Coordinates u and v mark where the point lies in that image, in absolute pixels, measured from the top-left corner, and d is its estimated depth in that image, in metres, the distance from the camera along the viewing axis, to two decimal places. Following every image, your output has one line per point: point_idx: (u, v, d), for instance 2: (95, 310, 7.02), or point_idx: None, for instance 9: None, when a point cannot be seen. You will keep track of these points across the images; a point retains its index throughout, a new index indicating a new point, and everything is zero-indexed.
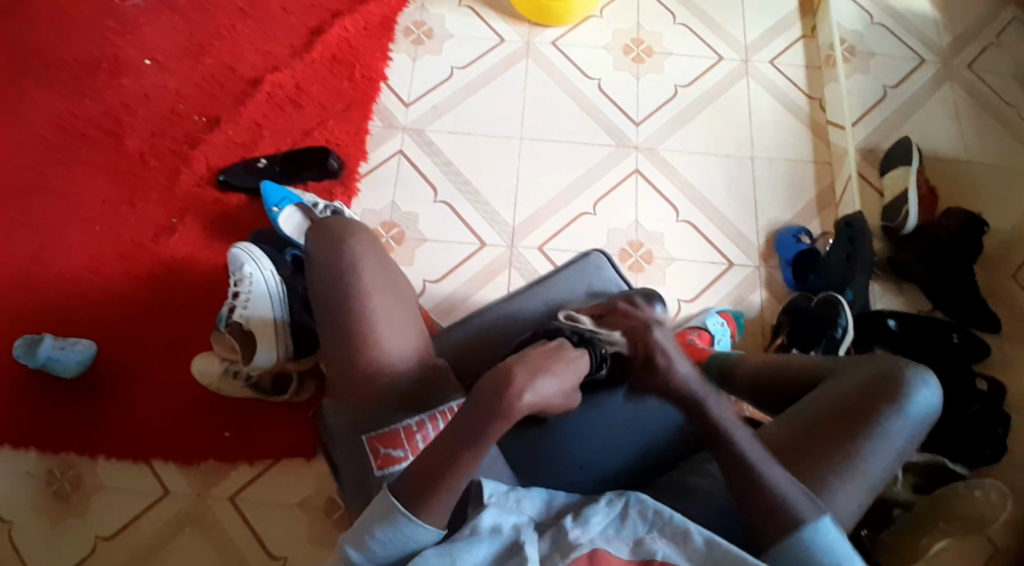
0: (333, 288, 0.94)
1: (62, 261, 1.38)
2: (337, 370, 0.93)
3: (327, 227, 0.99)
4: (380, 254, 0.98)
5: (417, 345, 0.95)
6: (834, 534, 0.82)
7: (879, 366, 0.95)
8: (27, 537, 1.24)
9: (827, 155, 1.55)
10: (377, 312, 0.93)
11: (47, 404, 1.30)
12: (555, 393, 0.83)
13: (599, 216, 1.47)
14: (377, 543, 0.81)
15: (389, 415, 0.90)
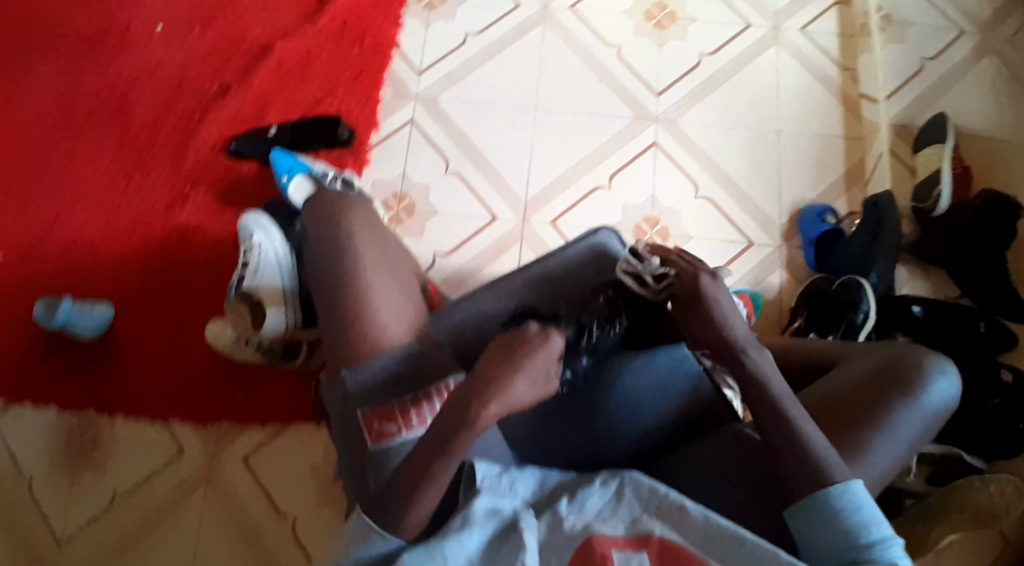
0: (329, 266, 0.94)
1: (78, 226, 1.39)
2: (332, 344, 0.92)
3: (322, 204, 0.99)
4: (376, 231, 0.98)
5: (412, 321, 0.94)
6: (864, 497, 0.81)
7: (894, 352, 0.94)
8: (48, 493, 1.27)
9: (857, 131, 1.50)
10: (373, 284, 0.92)
11: (63, 366, 1.32)
12: (524, 389, 0.80)
13: (614, 190, 1.44)
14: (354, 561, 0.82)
15: (383, 389, 0.88)
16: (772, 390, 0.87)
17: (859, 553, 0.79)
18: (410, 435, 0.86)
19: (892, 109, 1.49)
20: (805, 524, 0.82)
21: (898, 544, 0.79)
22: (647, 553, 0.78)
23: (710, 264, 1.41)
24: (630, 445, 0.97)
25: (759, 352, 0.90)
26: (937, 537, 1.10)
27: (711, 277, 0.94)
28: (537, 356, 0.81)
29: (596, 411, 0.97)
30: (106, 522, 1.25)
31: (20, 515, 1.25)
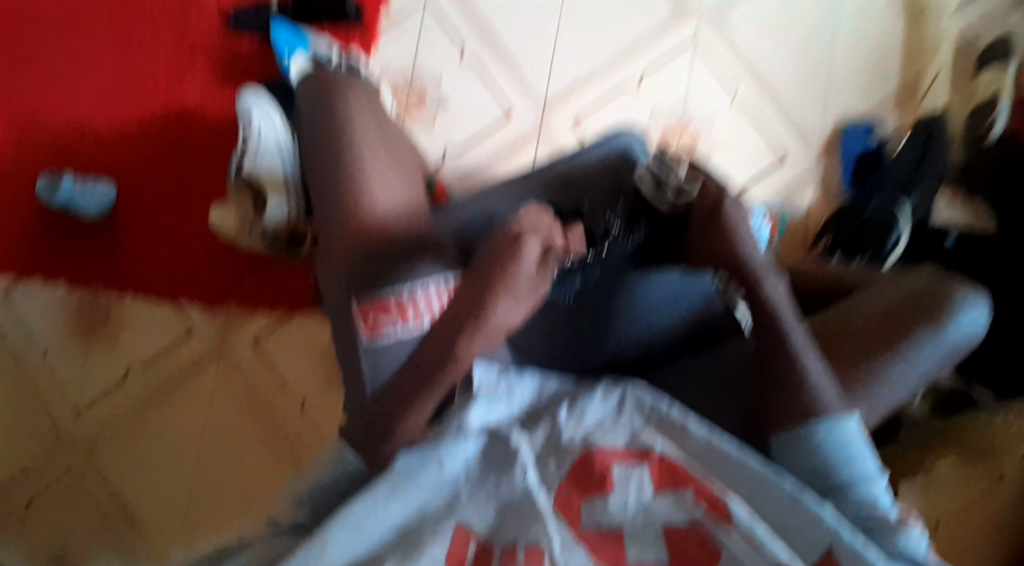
0: (326, 145, 0.90)
1: (77, 96, 1.32)
2: (326, 225, 0.87)
3: (323, 83, 0.95)
4: (379, 115, 0.94)
5: (414, 208, 0.89)
6: (853, 436, 0.78)
7: (922, 280, 0.91)
8: (63, 363, 1.30)
9: (916, 42, 1.39)
10: (369, 171, 0.88)
11: (69, 240, 1.30)
12: (507, 310, 0.78)
13: (643, 88, 1.36)
14: (328, 486, 0.75)
15: (380, 278, 0.82)
16: (782, 317, 0.83)
17: (834, 485, 0.77)
18: (406, 335, 0.80)
19: (956, 27, 1.39)
20: (786, 454, 0.80)
21: (879, 483, 0.77)
22: (649, 468, 0.72)
23: (740, 174, 1.35)
24: (631, 356, 0.95)
25: (774, 279, 0.85)
26: None
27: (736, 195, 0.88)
28: (512, 277, 0.78)
29: (600, 318, 0.95)
30: (120, 395, 1.29)
31: (36, 384, 1.29)
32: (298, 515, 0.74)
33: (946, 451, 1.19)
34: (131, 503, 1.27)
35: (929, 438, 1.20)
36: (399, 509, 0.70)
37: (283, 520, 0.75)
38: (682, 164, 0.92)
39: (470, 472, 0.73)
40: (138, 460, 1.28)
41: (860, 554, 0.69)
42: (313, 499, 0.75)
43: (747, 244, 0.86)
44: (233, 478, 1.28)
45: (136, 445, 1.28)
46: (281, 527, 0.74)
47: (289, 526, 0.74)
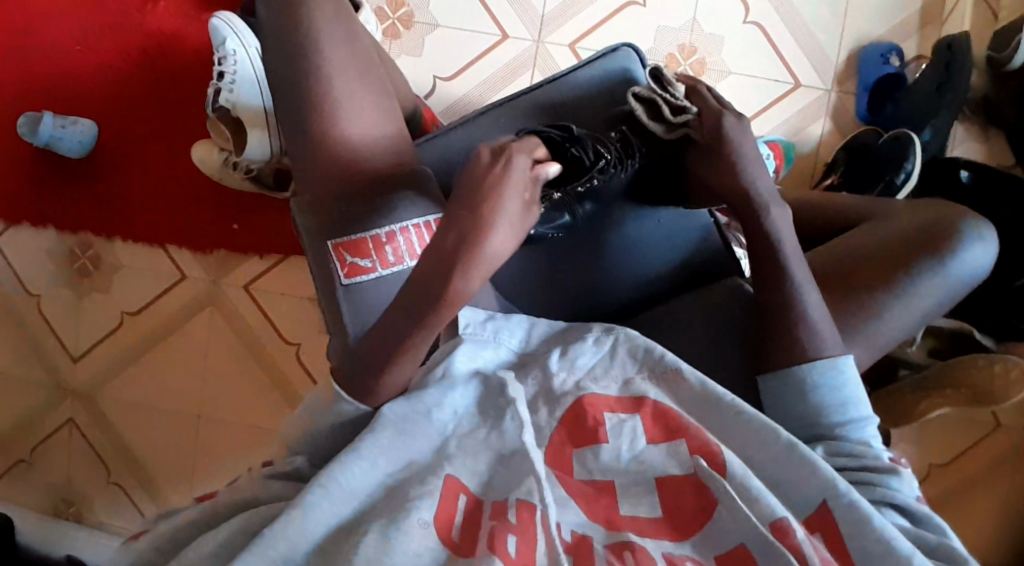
0: (292, 66, 0.81)
1: (55, 30, 1.28)
2: (298, 158, 0.82)
3: None
4: (349, 27, 0.83)
5: (391, 143, 0.83)
6: (849, 377, 0.77)
7: (931, 212, 0.87)
8: (58, 309, 1.28)
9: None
10: (340, 94, 0.81)
11: (54, 183, 1.27)
12: (502, 236, 0.70)
13: (648, 9, 1.29)
14: (326, 428, 0.76)
15: (355, 218, 0.79)
16: (785, 251, 0.80)
17: (825, 428, 0.76)
18: (386, 272, 0.79)
19: None
20: (777, 393, 0.78)
21: (870, 424, 0.77)
22: (642, 416, 0.69)
23: (752, 104, 1.28)
24: (626, 291, 0.91)
25: (781, 209, 0.81)
26: (925, 408, 1.13)
27: (736, 118, 0.82)
28: (500, 195, 0.71)
29: (592, 259, 0.91)
30: (114, 341, 1.27)
31: (34, 332, 1.28)
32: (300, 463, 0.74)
33: (945, 397, 1.12)
34: (134, 447, 1.26)
35: (925, 384, 1.14)
36: (384, 462, 0.68)
37: (285, 469, 0.74)
38: (680, 83, 0.87)
39: (461, 424, 0.70)
40: (138, 401, 1.27)
41: (857, 502, 0.66)
42: (313, 441, 0.76)
43: (749, 170, 0.81)
44: (231, 426, 1.25)
45: (134, 386, 1.27)
46: (285, 476, 0.73)
47: (291, 473, 0.73)
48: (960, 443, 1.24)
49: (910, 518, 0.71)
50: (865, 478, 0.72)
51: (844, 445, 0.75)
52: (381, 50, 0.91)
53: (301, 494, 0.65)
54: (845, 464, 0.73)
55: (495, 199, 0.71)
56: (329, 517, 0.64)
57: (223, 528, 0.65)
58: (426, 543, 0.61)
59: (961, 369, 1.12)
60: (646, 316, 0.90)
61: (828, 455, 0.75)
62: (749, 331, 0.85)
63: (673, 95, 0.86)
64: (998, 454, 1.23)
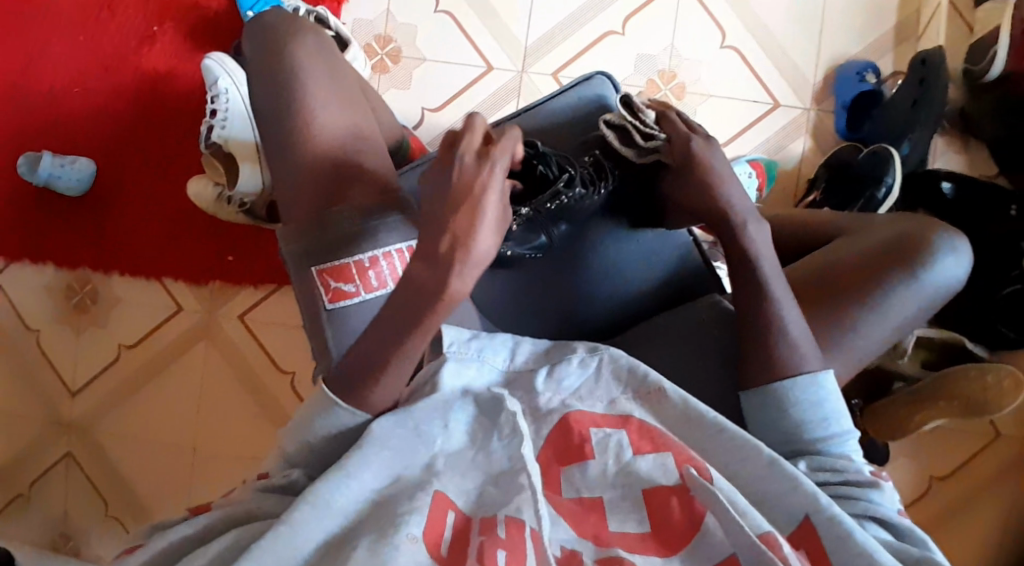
0: (278, 101, 0.84)
1: (51, 72, 1.31)
2: (283, 187, 0.84)
3: (265, 28, 0.86)
4: (330, 59, 0.86)
5: (377, 168, 0.85)
6: (829, 392, 0.79)
7: (904, 225, 0.90)
8: (56, 344, 1.30)
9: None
10: (325, 128, 0.83)
11: (51, 220, 1.29)
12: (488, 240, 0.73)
13: (628, 37, 1.32)
14: (319, 439, 0.76)
15: (338, 245, 0.81)
16: (762, 268, 0.82)
17: (804, 444, 0.78)
18: (369, 296, 0.82)
19: None
20: (758, 409, 0.81)
21: (851, 439, 0.79)
22: (628, 431, 0.71)
23: (731, 126, 1.31)
24: (607, 310, 0.93)
25: (758, 228, 0.83)
26: (919, 422, 1.14)
27: (704, 141, 0.85)
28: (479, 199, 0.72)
29: (574, 280, 0.93)
30: (111, 374, 1.29)
31: (32, 366, 1.30)
32: (297, 475, 0.76)
33: (939, 409, 1.13)
34: (133, 480, 1.27)
35: (918, 396, 1.15)
36: (372, 475, 0.70)
37: (284, 481, 0.75)
38: (654, 109, 0.90)
39: (451, 440, 0.71)
40: (134, 433, 1.28)
41: (838, 517, 0.68)
42: (308, 451, 0.76)
43: (725, 189, 0.83)
44: (225, 454, 1.27)
45: (131, 419, 1.29)
46: (281, 489, 0.75)
47: (288, 485, 0.75)
48: (955, 455, 1.25)
49: (892, 530, 0.73)
50: (847, 493, 0.74)
51: (826, 459, 0.77)
52: (367, 86, 0.93)
53: (290, 510, 0.67)
54: (826, 478, 0.76)
55: (483, 209, 0.72)
56: (318, 533, 0.67)
57: (217, 541, 0.67)
58: (415, 558, 0.62)
59: (954, 380, 1.13)
60: (626, 336, 0.92)
61: (809, 469, 0.77)
62: (731, 346, 0.86)
63: (643, 122, 0.89)
64: (992, 465, 1.24)
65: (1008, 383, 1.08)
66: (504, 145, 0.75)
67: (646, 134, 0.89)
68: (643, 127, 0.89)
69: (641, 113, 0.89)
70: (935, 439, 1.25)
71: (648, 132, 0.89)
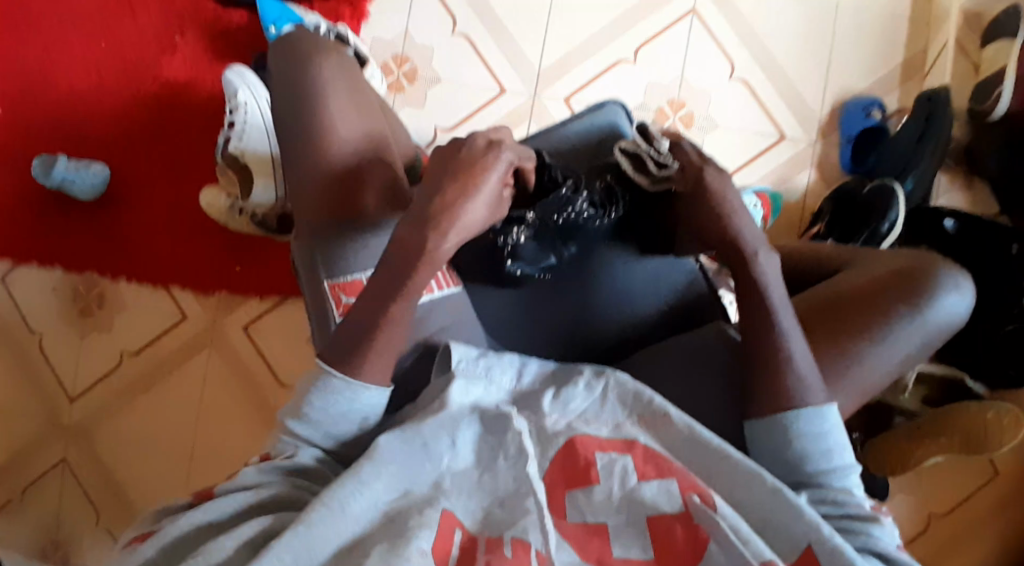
0: (299, 114, 0.85)
1: (72, 76, 1.32)
2: (299, 200, 0.85)
3: (291, 44, 0.88)
4: (351, 76, 0.88)
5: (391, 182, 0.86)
6: (833, 424, 0.80)
7: (908, 259, 0.91)
8: (58, 348, 1.30)
9: (924, 15, 1.35)
10: (344, 144, 0.84)
11: (64, 222, 1.30)
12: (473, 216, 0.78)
13: (639, 66, 1.34)
14: (315, 409, 0.76)
15: (351, 259, 0.83)
16: (771, 298, 0.83)
17: (806, 477, 0.79)
18: None
19: None
20: (762, 440, 0.81)
21: (853, 472, 0.80)
22: (633, 456, 0.72)
23: (739, 157, 1.33)
24: (614, 333, 0.94)
25: (768, 259, 0.84)
26: (920, 458, 1.16)
27: (716, 170, 0.86)
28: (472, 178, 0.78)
29: (582, 301, 0.94)
30: (112, 381, 1.30)
31: (33, 368, 1.30)
32: (304, 455, 0.76)
33: (938, 445, 1.14)
34: (125, 483, 1.28)
35: (919, 430, 1.17)
36: (381, 487, 0.70)
37: (288, 460, 0.75)
38: (665, 137, 0.92)
39: (458, 459, 0.72)
40: (136, 438, 1.29)
41: (840, 547, 0.69)
42: (316, 427, 0.77)
43: (735, 217, 0.85)
44: (223, 463, 1.27)
45: (129, 424, 1.29)
46: (285, 468, 0.75)
47: (295, 465, 0.75)
48: (958, 494, 1.25)
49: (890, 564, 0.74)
50: (849, 527, 0.75)
51: (827, 492, 0.78)
52: (385, 104, 0.94)
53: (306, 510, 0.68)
54: (828, 511, 0.77)
55: (479, 179, 0.78)
56: (326, 545, 0.66)
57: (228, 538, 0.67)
58: None
59: (952, 417, 1.15)
60: (632, 360, 0.93)
61: (811, 501, 0.78)
62: (732, 374, 0.88)
63: (656, 149, 0.91)
64: (993, 505, 1.25)
65: (1008, 420, 1.10)
66: (508, 148, 0.81)
67: (661, 162, 0.90)
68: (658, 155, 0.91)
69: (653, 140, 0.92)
70: (936, 477, 1.25)
71: (663, 160, 0.90)
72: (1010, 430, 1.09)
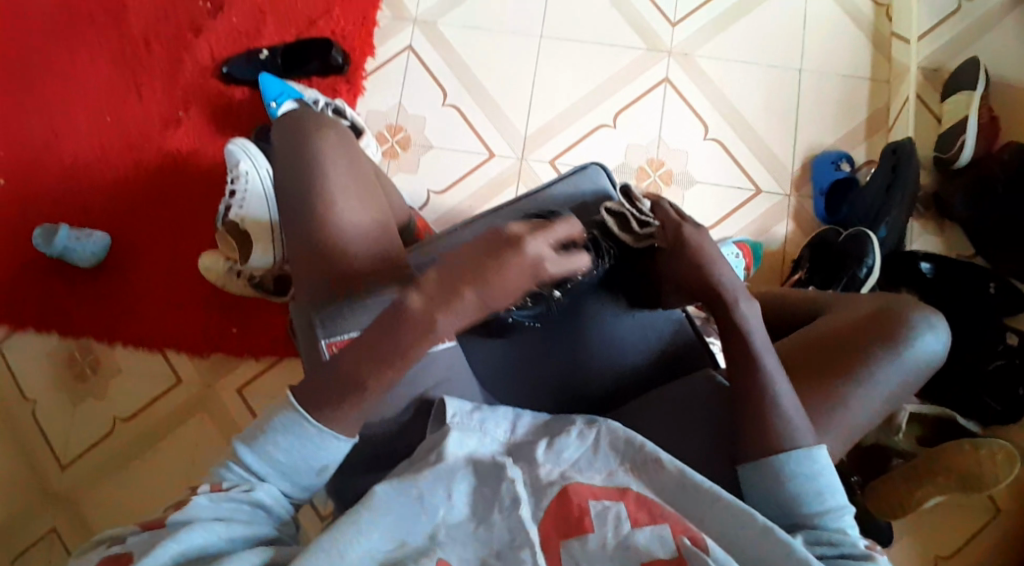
0: (299, 184, 0.89)
1: (75, 150, 1.37)
2: (298, 265, 0.88)
3: (292, 120, 0.93)
4: (348, 148, 0.92)
5: (385, 245, 0.90)
6: (824, 465, 0.82)
7: (883, 300, 0.95)
8: (51, 415, 1.31)
9: (885, 73, 1.42)
10: (344, 215, 0.88)
11: (64, 290, 1.33)
12: (467, 301, 0.77)
13: (619, 129, 1.40)
14: (274, 443, 0.78)
15: (349, 320, 0.85)
16: (753, 344, 0.87)
17: (801, 519, 0.82)
18: None
19: (925, 50, 1.40)
20: (757, 484, 0.84)
21: (848, 512, 0.82)
22: (626, 503, 0.74)
23: (718, 210, 1.37)
24: (608, 381, 0.97)
25: (749, 306, 0.88)
26: (921, 499, 1.17)
27: (694, 225, 0.91)
28: (489, 272, 0.76)
29: (576, 351, 0.97)
30: (104, 447, 1.30)
31: (25, 437, 1.30)
32: (264, 492, 0.78)
33: (937, 485, 1.16)
34: (97, 522, 1.27)
35: (917, 473, 1.18)
36: (379, 536, 0.72)
37: (245, 494, 0.77)
38: (646, 199, 0.99)
39: (453, 511, 0.74)
40: (119, 507, 1.27)
41: None
42: (275, 463, 0.78)
43: (711, 268, 0.88)
44: None
45: (114, 483, 1.28)
46: (243, 501, 0.76)
47: (251, 500, 0.77)
48: (961, 535, 1.27)
49: None
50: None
51: (822, 533, 0.80)
52: (379, 172, 0.99)
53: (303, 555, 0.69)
54: (824, 552, 0.78)
55: (504, 273, 0.76)
56: None
57: None
58: None
59: (948, 456, 1.16)
60: (624, 409, 0.95)
61: (807, 543, 0.80)
62: (719, 422, 0.90)
63: (640, 209, 0.98)
64: (992, 547, 1.26)
65: (1001, 456, 1.13)
66: (551, 268, 0.78)
67: (642, 219, 0.97)
68: (640, 214, 0.97)
69: (638, 202, 0.98)
70: (935, 520, 1.27)
71: (645, 218, 0.97)
72: (1005, 466, 1.13)
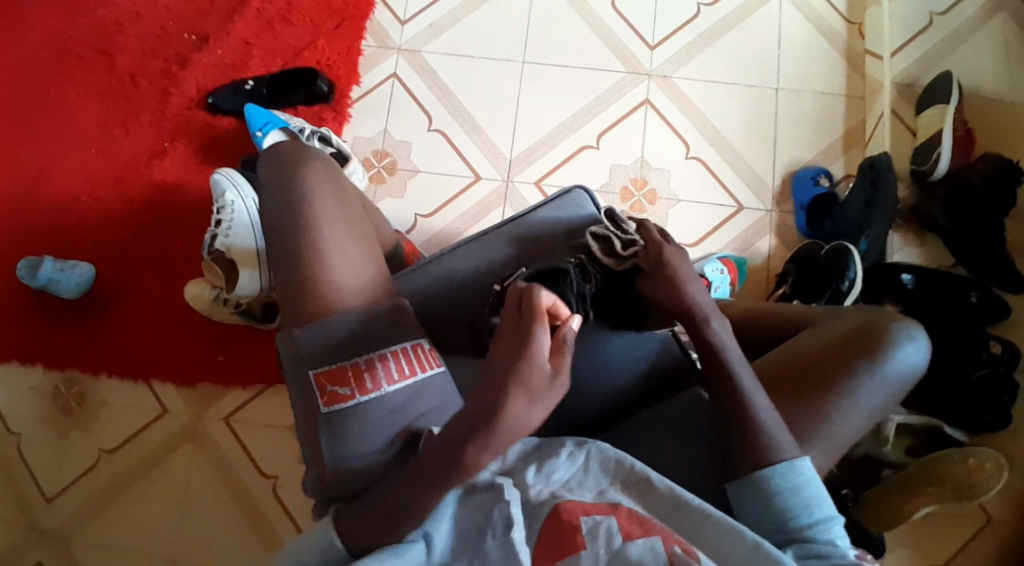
0: (285, 213, 0.90)
1: (60, 183, 1.37)
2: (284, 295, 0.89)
3: (280, 153, 0.94)
4: (336, 180, 0.94)
5: (372, 276, 0.90)
6: (809, 477, 0.83)
7: (866, 316, 0.96)
8: (35, 449, 1.29)
9: (861, 90, 1.45)
10: (330, 246, 0.88)
11: (49, 323, 1.32)
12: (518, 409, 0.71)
13: (602, 150, 1.41)
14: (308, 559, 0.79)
15: (339, 350, 0.85)
16: (737, 361, 0.88)
17: (792, 534, 0.82)
18: (363, 398, 0.83)
19: (900, 66, 1.42)
20: (746, 500, 0.84)
21: (837, 522, 0.82)
22: (617, 516, 0.74)
23: (702, 228, 1.38)
24: (597, 403, 0.98)
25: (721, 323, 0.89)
26: (911, 509, 1.17)
27: (675, 248, 0.91)
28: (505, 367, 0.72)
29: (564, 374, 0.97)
30: (89, 480, 1.28)
31: (10, 472, 1.29)
32: None
33: (928, 495, 1.17)
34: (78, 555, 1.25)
35: (909, 484, 1.19)
36: None
37: None
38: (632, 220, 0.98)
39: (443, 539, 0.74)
40: (106, 542, 1.26)
41: None
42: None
43: (690, 290, 0.89)
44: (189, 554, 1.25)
45: (100, 517, 1.27)
46: None
47: None
48: (953, 544, 1.27)
49: None
50: None
51: (812, 546, 0.80)
52: (367, 203, 0.99)
53: None
54: None
55: (557, 358, 0.72)
56: None
57: None
58: None
59: (939, 466, 1.18)
60: (614, 431, 0.96)
61: (798, 557, 0.80)
62: (709, 440, 0.91)
63: (625, 229, 0.96)
64: (984, 554, 1.27)
65: (991, 465, 1.14)
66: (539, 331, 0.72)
67: (625, 238, 0.95)
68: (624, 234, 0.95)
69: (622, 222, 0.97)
70: (927, 530, 1.28)
71: (627, 236, 0.95)
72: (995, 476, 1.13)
